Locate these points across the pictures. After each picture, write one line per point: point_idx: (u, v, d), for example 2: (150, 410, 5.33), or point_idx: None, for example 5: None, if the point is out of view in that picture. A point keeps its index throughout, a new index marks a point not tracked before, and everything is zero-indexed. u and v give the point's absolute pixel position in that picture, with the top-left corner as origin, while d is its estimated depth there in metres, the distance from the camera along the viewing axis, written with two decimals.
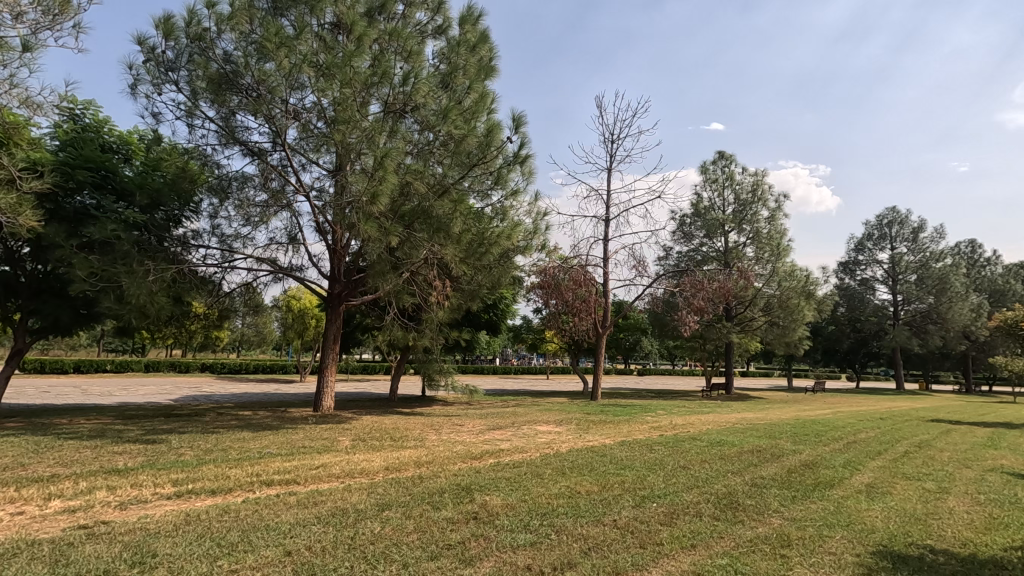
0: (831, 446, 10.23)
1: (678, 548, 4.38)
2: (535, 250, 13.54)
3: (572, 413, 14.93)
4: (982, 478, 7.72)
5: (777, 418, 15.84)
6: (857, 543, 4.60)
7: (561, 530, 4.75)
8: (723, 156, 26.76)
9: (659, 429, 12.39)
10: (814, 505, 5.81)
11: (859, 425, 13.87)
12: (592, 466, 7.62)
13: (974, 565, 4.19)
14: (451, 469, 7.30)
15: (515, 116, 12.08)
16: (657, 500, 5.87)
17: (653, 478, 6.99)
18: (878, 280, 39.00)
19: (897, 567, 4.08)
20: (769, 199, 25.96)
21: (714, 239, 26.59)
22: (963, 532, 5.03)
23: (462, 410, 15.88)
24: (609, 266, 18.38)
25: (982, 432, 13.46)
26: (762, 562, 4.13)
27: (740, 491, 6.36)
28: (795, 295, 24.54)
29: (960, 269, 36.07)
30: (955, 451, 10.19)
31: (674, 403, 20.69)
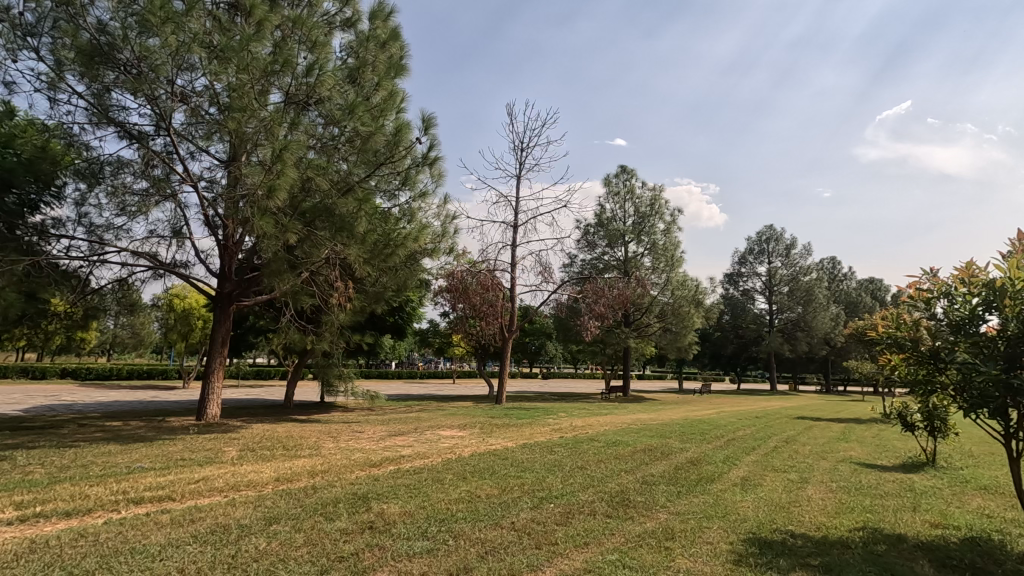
0: (713, 443, 11.11)
1: (571, 546, 4.53)
2: (442, 253, 13.46)
3: (476, 417, 14.97)
4: (835, 468, 8.72)
5: (668, 418, 16.91)
6: (731, 532, 5.01)
7: (459, 535, 4.73)
8: (625, 170, 28.27)
9: (559, 431, 12.77)
10: (696, 499, 6.26)
11: (737, 424, 15.16)
12: (494, 470, 7.67)
13: (825, 546, 4.71)
14: (348, 478, 7.02)
15: (425, 117, 11.97)
16: (553, 501, 6.03)
17: (552, 479, 7.18)
18: (757, 291, 42.93)
19: (762, 552, 4.49)
20: (665, 212, 27.72)
21: (615, 248, 27.92)
22: (818, 517, 5.65)
23: (363, 416, 15.36)
24: (516, 272, 18.67)
25: (837, 427, 15.24)
26: (648, 555, 4.37)
27: (631, 488, 6.70)
28: (686, 303, 26.56)
29: (823, 283, 40.75)
30: (815, 445, 11.47)
31: (575, 405, 21.45)
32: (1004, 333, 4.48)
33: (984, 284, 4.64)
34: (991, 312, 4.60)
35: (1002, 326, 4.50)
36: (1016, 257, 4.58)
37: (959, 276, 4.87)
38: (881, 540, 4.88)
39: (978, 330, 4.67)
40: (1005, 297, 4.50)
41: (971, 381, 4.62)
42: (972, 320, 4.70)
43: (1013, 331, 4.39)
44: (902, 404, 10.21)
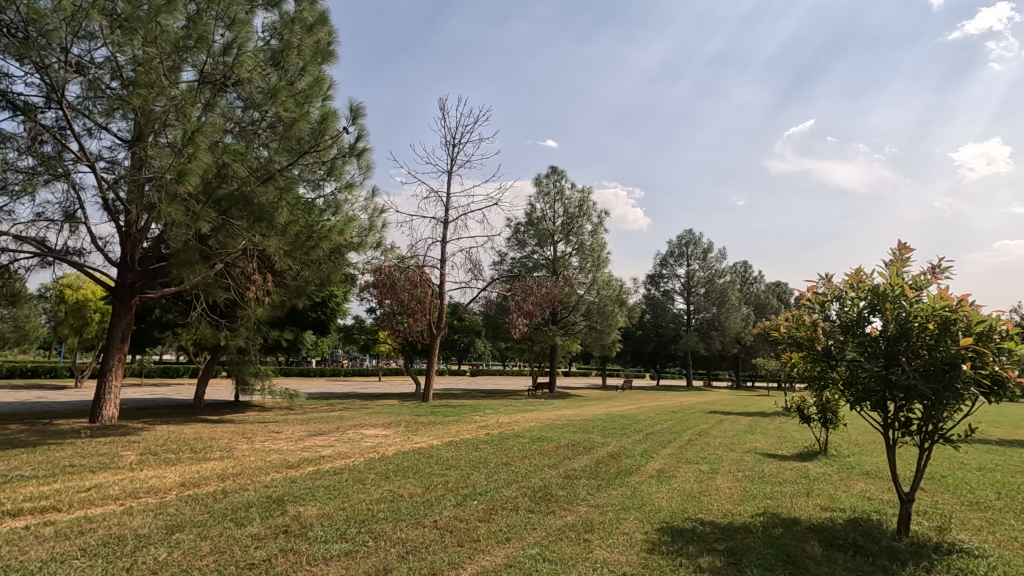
0: (632, 438, 11.58)
1: (493, 542, 4.56)
2: (369, 247, 13.11)
3: (402, 415, 14.73)
4: (741, 458, 9.35)
5: (591, 413, 17.42)
6: (646, 522, 5.24)
7: (380, 536, 4.64)
8: (555, 171, 28.81)
9: (485, 428, 12.82)
10: (615, 492, 6.48)
11: (655, 419, 15.88)
12: (418, 468, 7.57)
13: (730, 531, 5.04)
14: (263, 481, 6.69)
15: (353, 106, 11.60)
16: (477, 498, 6.05)
17: (476, 476, 7.20)
18: (676, 292, 45.11)
19: (673, 540, 4.74)
20: (592, 214, 28.50)
21: (545, 248, 28.39)
22: (725, 504, 6.04)
23: (281, 416, 14.67)
24: (445, 268, 18.53)
25: (744, 420, 16.34)
26: (567, 548, 4.48)
27: (554, 483, 6.84)
28: (611, 302, 27.45)
29: (736, 285, 43.50)
30: (724, 437, 12.24)
31: (501, 402, 21.59)
32: (885, 334, 4.96)
33: (870, 289, 5.13)
34: (874, 314, 5.09)
35: (883, 328, 4.98)
36: (895, 266, 5.10)
37: (849, 282, 5.36)
38: (778, 524, 5.29)
39: (864, 331, 5.13)
40: (887, 301, 5.00)
41: (857, 378, 5.08)
42: (859, 322, 5.17)
43: (892, 332, 4.89)
44: (800, 398, 11.08)
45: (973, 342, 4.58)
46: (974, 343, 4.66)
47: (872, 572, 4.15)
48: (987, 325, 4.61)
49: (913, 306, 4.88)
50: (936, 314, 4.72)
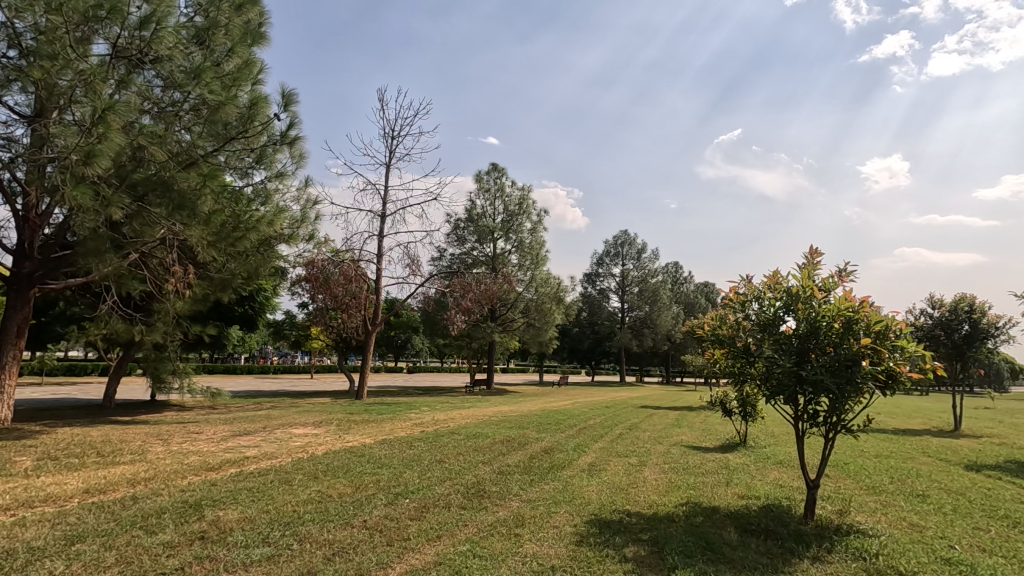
0: (566, 432, 11.83)
1: (423, 541, 4.52)
2: (301, 240, 12.65)
3: (334, 414, 14.31)
4: (668, 451, 9.75)
5: (527, 409, 17.61)
6: (575, 515, 5.37)
7: (305, 538, 4.49)
8: (495, 168, 28.87)
9: (420, 426, 12.67)
10: (547, 486, 6.59)
11: (589, 414, 16.28)
12: (349, 468, 7.38)
13: (654, 521, 5.25)
14: (179, 484, 6.29)
15: (286, 92, 11.13)
16: (409, 496, 5.96)
17: (409, 474, 7.10)
18: (612, 290, 46.33)
19: (600, 531, 4.87)
20: (532, 212, 28.77)
21: (484, 244, 28.40)
22: (651, 496, 6.28)
23: (202, 416, 13.86)
24: (382, 263, 18.14)
25: (671, 414, 17.05)
26: (498, 543, 4.52)
27: (487, 479, 6.87)
28: (548, 300, 27.82)
29: (667, 285, 45.28)
30: (653, 430, 12.73)
31: (438, 399, 21.41)
32: (797, 332, 5.33)
33: (785, 290, 5.48)
34: (787, 314, 5.45)
35: (796, 326, 5.35)
36: (807, 269, 5.47)
37: (766, 283, 5.70)
38: (699, 513, 5.56)
39: (779, 330, 5.48)
40: (799, 301, 5.36)
41: (771, 374, 5.42)
42: (775, 321, 5.52)
43: (803, 331, 5.28)
44: (724, 392, 11.67)
45: (870, 341, 4.99)
46: (873, 342, 5.09)
47: (781, 554, 4.44)
48: (883, 325, 5.04)
49: (822, 307, 5.28)
50: (841, 314, 5.12)
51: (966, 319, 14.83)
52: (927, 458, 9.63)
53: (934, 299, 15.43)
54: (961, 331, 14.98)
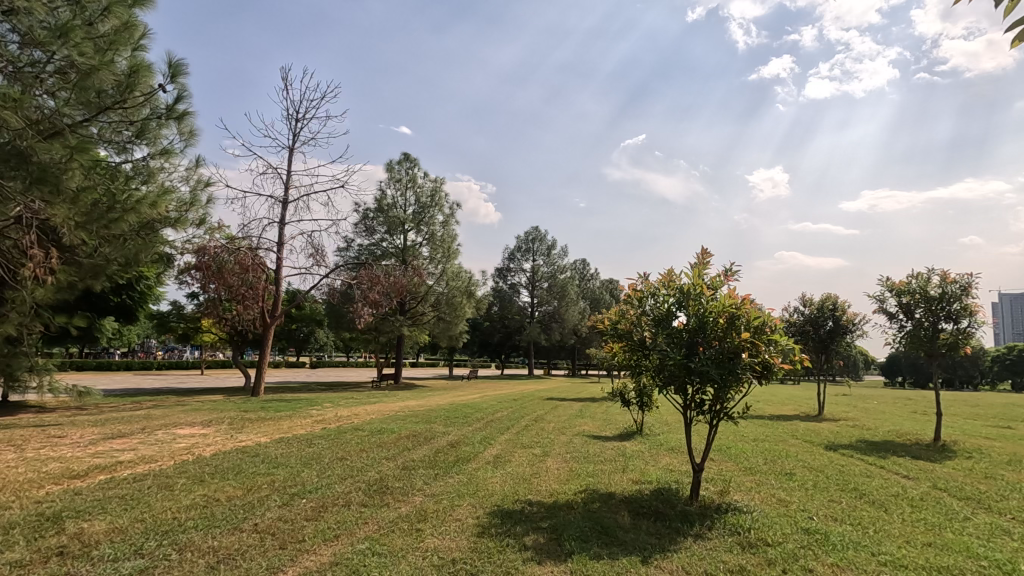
0: (473, 425, 11.88)
1: (319, 541, 4.35)
2: (189, 224, 11.64)
3: (226, 412, 13.37)
4: (570, 441, 10.12)
5: (435, 404, 17.46)
6: (478, 507, 5.42)
7: (186, 547, 4.16)
8: (407, 158, 28.27)
9: (322, 423, 12.16)
10: (451, 480, 6.59)
11: (497, 407, 16.47)
12: (240, 469, 6.92)
13: (554, 509, 5.43)
14: (34, 495, 5.58)
15: (173, 62, 10.15)
16: (306, 496, 5.72)
17: (307, 473, 6.79)
18: (522, 285, 47.10)
19: (502, 522, 4.95)
20: (445, 205, 28.48)
21: (394, 236, 27.75)
22: (552, 485, 6.48)
23: (67, 418, 12.37)
24: (283, 253, 17.12)
25: (576, 405, 17.71)
26: (398, 539, 4.46)
27: (390, 475, 6.74)
28: (459, 293, 27.68)
29: (575, 281, 46.79)
30: (558, 421, 13.14)
31: (342, 395, 20.66)
32: (687, 326, 5.71)
33: (678, 287, 5.85)
34: (680, 310, 5.83)
35: (687, 321, 5.72)
36: (698, 268, 5.88)
37: (662, 281, 6.06)
38: (597, 499, 5.83)
39: (672, 324, 5.85)
40: (690, 298, 5.76)
41: (664, 366, 5.78)
42: (669, 316, 5.89)
43: (692, 325, 5.66)
44: (623, 384, 12.28)
45: (749, 335, 5.47)
46: (752, 336, 5.57)
47: (668, 534, 4.76)
48: (760, 321, 5.55)
49: (710, 303, 5.69)
50: (725, 310, 5.56)
51: (830, 316, 16.62)
52: (795, 440, 10.74)
53: (806, 298, 17.15)
54: (825, 327, 16.81)
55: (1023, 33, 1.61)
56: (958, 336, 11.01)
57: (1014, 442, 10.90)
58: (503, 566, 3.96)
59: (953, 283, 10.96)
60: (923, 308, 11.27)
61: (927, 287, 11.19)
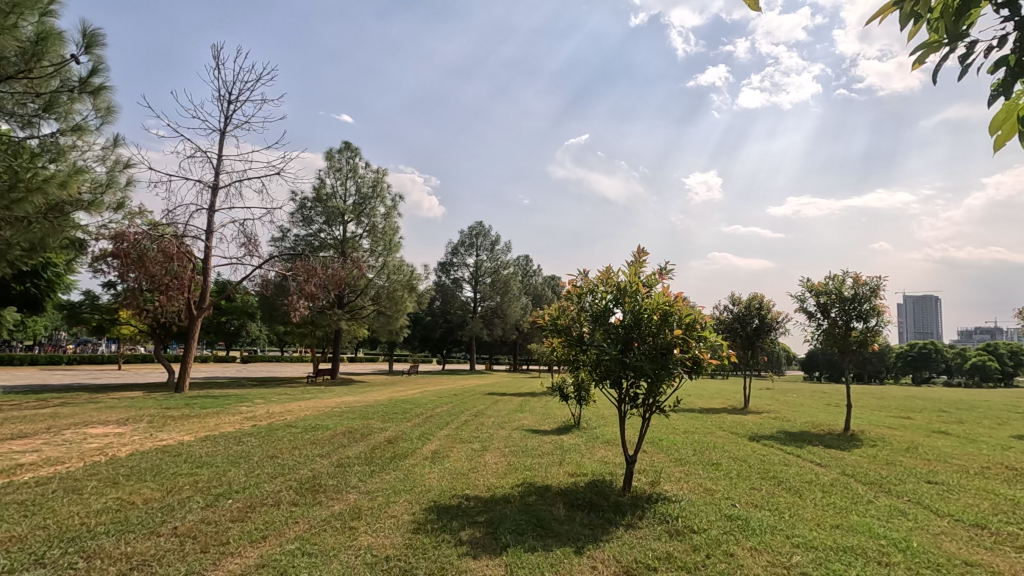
0: (412, 421, 11.73)
1: (245, 543, 4.17)
2: (106, 208, 10.78)
3: (146, 410, 12.55)
4: (509, 435, 10.19)
5: (373, 399, 17.12)
6: (415, 503, 5.36)
7: (94, 554, 3.87)
8: (348, 147, 27.45)
9: (252, 420, 11.64)
10: (388, 476, 6.48)
11: (437, 402, 16.35)
12: (158, 469, 6.51)
13: (489, 503, 5.45)
14: None
15: (89, 31, 9.35)
16: (231, 497, 5.45)
17: (234, 472, 6.48)
18: (465, 280, 46.90)
19: (437, 517, 4.92)
20: (386, 197, 27.90)
21: (333, 226, 26.90)
22: (490, 479, 6.50)
23: None
24: (212, 241, 16.20)
25: (515, 400, 17.84)
26: (330, 538, 4.33)
27: (324, 473, 6.56)
28: (400, 287, 27.20)
29: (518, 277, 47.10)
30: (497, 416, 13.20)
31: (275, 391, 19.86)
32: (624, 322, 5.88)
33: (616, 285, 6.00)
34: (616, 306, 5.99)
35: (623, 318, 5.89)
36: (635, 267, 6.05)
37: (601, 278, 6.19)
38: (533, 492, 5.90)
39: (609, 321, 5.99)
40: (626, 295, 5.91)
41: (601, 361, 5.92)
42: (606, 312, 6.02)
43: (628, 322, 5.83)
44: (562, 379, 12.47)
45: (681, 331, 5.68)
46: (684, 332, 5.79)
47: (601, 525, 4.89)
48: (692, 318, 5.78)
49: (645, 300, 5.87)
50: (660, 308, 5.76)
51: (756, 314, 17.59)
52: (722, 432, 11.30)
53: (735, 297, 18.02)
54: (752, 324, 17.75)
55: (922, 60, 1.74)
56: (867, 334, 11.92)
57: (912, 430, 11.95)
58: (438, 562, 3.94)
59: (864, 285, 11.84)
60: (838, 308, 12.12)
61: (841, 288, 12.04)
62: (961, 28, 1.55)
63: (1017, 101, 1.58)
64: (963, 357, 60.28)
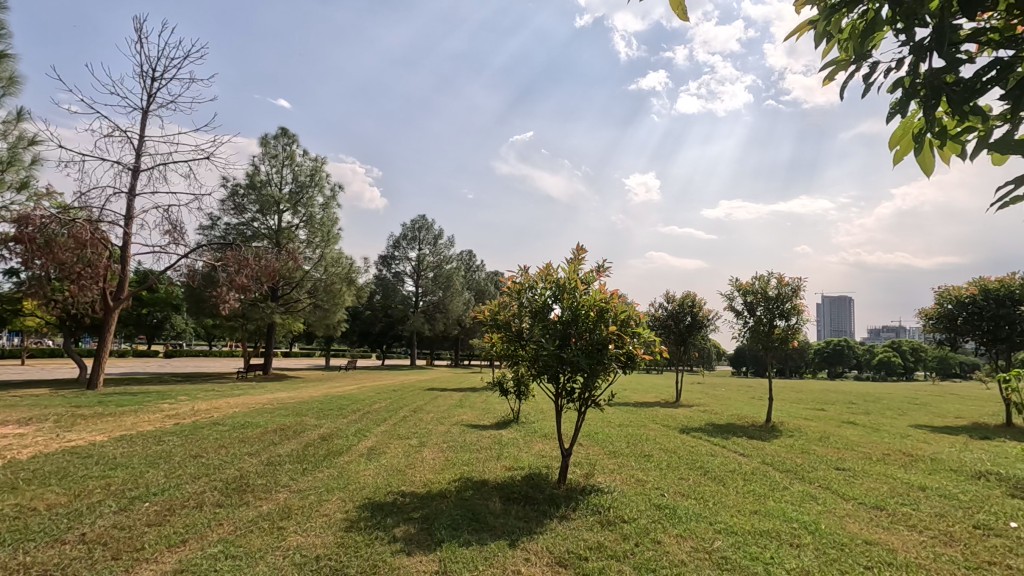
0: (348, 418, 11.44)
1: (162, 548, 3.94)
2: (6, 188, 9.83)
3: (52, 408, 11.60)
4: (448, 431, 10.15)
5: (308, 396, 16.57)
6: (347, 501, 5.24)
7: None
8: (285, 133, 26.36)
9: (174, 418, 11.00)
10: (321, 474, 6.30)
11: (375, 398, 16.03)
12: (66, 473, 6.03)
13: (425, 499, 5.41)
14: None
15: None
16: (149, 499, 5.13)
17: (152, 473, 6.11)
18: (407, 274, 46.18)
19: (371, 515, 4.83)
20: (325, 186, 27.01)
21: (267, 216, 25.76)
22: (427, 475, 6.45)
23: None
24: (131, 227, 15.11)
25: (455, 396, 17.75)
26: (257, 539, 4.17)
27: (252, 472, 6.29)
28: (338, 280, 26.43)
29: (460, 272, 46.90)
30: (437, 412, 13.11)
31: (201, 387, 18.80)
32: (562, 318, 5.99)
33: (555, 280, 6.10)
34: (555, 302, 6.08)
35: (561, 314, 5.99)
36: (574, 264, 6.16)
37: (541, 275, 6.26)
38: (470, 487, 5.91)
39: (547, 317, 6.07)
40: (565, 292, 6.02)
41: (539, 356, 6.01)
42: (545, 308, 6.10)
43: (567, 318, 5.94)
44: (502, 374, 12.53)
45: (616, 327, 5.85)
46: (618, 328, 5.96)
47: (536, 517, 4.97)
48: (627, 314, 5.96)
49: (583, 296, 6.00)
50: (596, 304, 5.91)
51: (689, 312, 18.34)
52: (654, 425, 11.72)
53: (669, 295, 18.72)
54: (684, 321, 18.49)
55: (832, 77, 1.87)
56: (788, 332, 12.72)
57: (825, 421, 12.86)
58: (371, 560, 3.87)
59: (787, 286, 12.61)
60: (763, 307, 12.85)
61: (766, 288, 12.78)
62: (866, 48, 1.67)
63: (912, 120, 1.72)
64: (871, 353, 65.42)
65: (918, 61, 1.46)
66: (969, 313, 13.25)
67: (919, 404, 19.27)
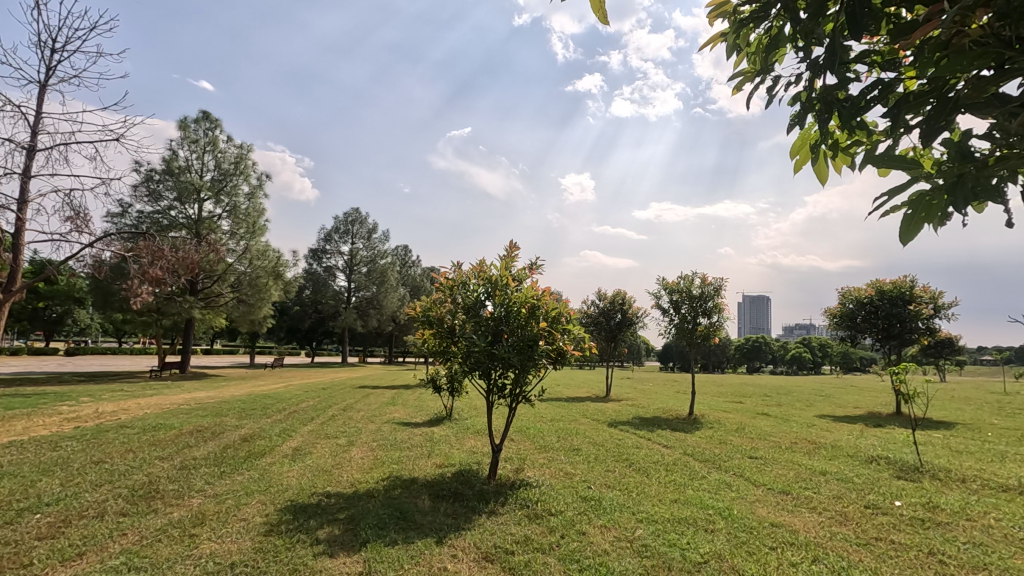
0: (272, 417, 10.95)
1: (55, 563, 3.62)
2: None
3: None
4: (378, 429, 9.94)
5: (229, 395, 15.70)
6: (268, 504, 5.01)
7: None
8: (207, 117, 24.81)
9: (75, 421, 10.10)
10: (240, 477, 6.00)
11: (302, 397, 15.43)
12: None
13: (352, 499, 5.28)
14: None
15: None
16: (41, 510, 4.69)
17: (46, 482, 5.58)
18: (339, 268, 44.78)
19: (293, 517, 4.66)
20: (251, 175, 25.66)
21: (186, 204, 24.14)
22: (354, 474, 6.29)
23: None
24: (25, 212, 13.69)
25: (387, 393, 17.39)
26: (164, 549, 3.91)
27: (163, 477, 5.89)
28: (264, 274, 25.21)
29: (395, 267, 46.04)
30: (367, 410, 12.80)
31: (107, 387, 17.35)
32: (494, 315, 6.00)
33: (488, 278, 6.10)
34: (488, 299, 6.08)
35: (494, 310, 6.01)
36: (507, 261, 6.20)
37: (474, 271, 6.25)
38: (398, 485, 5.82)
39: (480, 313, 6.07)
40: (497, 289, 6.04)
41: (470, 353, 6.00)
42: (478, 305, 6.09)
43: (500, 314, 5.96)
44: (435, 371, 12.42)
45: (547, 324, 5.93)
46: (549, 325, 6.04)
47: (464, 514, 4.97)
48: (557, 312, 6.07)
49: (515, 293, 6.05)
50: (528, 301, 5.96)
51: (619, 309, 18.91)
52: (585, 419, 12.02)
53: (601, 293, 19.23)
54: (615, 319, 19.06)
55: (741, 87, 1.99)
56: (710, 329, 13.41)
57: (742, 413, 13.68)
58: (291, 564, 3.74)
59: (709, 285, 13.29)
60: (688, 304, 13.44)
61: (691, 287, 13.39)
62: (770, 63, 1.78)
63: (809, 131, 1.86)
64: (785, 349, 70.24)
65: (814, 78, 1.57)
66: (867, 312, 14.48)
67: (824, 395, 20.88)
